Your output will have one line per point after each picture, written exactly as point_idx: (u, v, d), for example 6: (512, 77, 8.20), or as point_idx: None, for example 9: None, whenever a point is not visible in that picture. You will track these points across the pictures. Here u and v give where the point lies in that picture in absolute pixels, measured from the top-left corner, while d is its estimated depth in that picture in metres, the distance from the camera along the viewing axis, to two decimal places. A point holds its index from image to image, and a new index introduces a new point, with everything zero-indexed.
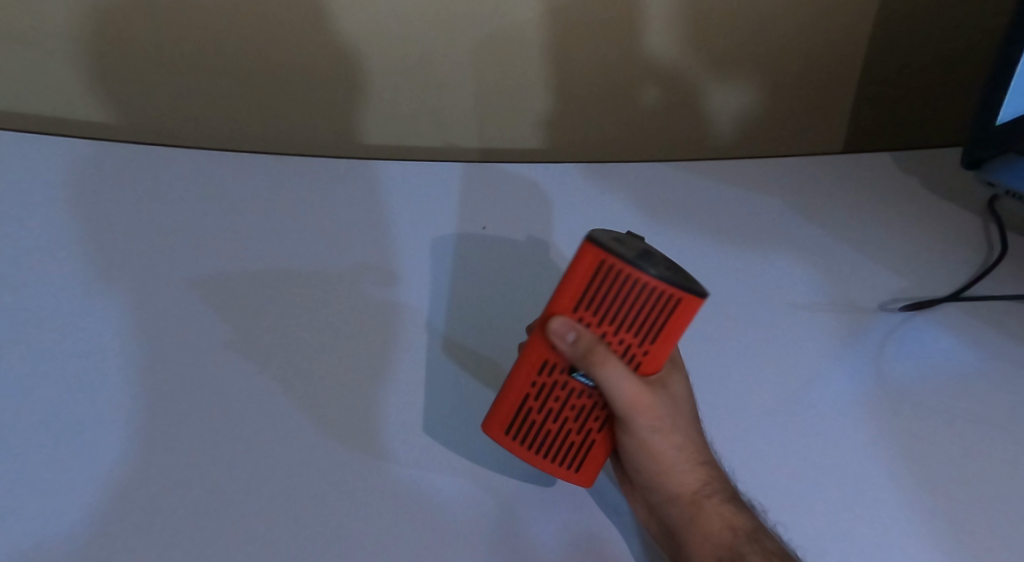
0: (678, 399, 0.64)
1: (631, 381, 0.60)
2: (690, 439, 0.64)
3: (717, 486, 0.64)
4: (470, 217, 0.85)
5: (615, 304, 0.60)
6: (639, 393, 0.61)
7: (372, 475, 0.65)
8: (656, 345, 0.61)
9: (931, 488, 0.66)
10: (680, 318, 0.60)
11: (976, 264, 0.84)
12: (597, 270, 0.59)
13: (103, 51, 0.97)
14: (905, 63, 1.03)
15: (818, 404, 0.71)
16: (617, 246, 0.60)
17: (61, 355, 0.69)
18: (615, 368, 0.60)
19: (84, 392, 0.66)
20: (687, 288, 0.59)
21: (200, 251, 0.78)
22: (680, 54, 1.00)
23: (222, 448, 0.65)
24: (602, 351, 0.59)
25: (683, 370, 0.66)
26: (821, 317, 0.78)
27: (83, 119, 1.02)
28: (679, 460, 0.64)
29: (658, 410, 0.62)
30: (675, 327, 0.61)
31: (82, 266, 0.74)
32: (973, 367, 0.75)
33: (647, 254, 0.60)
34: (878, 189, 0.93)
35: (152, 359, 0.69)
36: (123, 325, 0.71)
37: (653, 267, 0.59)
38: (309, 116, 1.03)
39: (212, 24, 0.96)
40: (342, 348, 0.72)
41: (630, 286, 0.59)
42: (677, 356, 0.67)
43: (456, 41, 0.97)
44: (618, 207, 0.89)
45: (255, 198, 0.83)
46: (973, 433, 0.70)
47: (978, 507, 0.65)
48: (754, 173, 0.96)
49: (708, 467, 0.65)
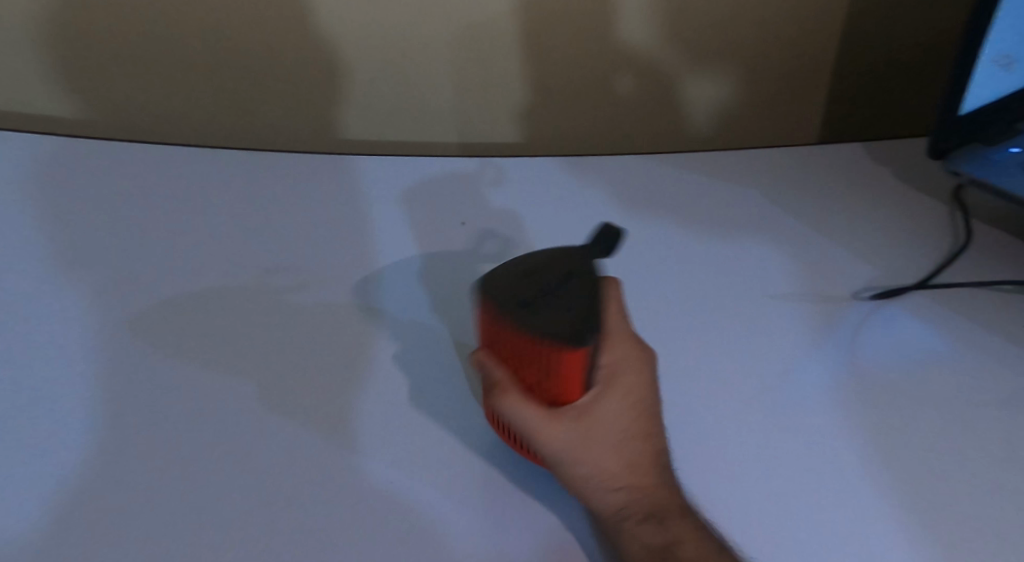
0: (597, 422, 0.60)
1: (529, 415, 0.60)
2: (613, 460, 0.60)
3: (639, 508, 0.59)
4: (452, 211, 0.87)
5: (508, 350, 0.60)
6: (538, 424, 0.60)
7: (348, 474, 0.63)
8: (557, 383, 0.59)
9: (897, 477, 0.67)
10: (567, 368, 0.58)
11: (943, 252, 0.86)
12: (488, 319, 0.60)
13: (72, 49, 0.96)
14: (877, 56, 1.05)
15: (795, 393, 0.72)
16: (504, 292, 0.59)
17: (41, 356, 0.69)
18: (510, 406, 0.60)
19: (56, 399, 0.66)
20: (564, 339, 0.57)
21: (178, 260, 0.78)
22: (657, 47, 1.00)
23: (196, 444, 0.63)
24: (500, 388, 0.61)
25: (618, 389, 0.61)
26: (795, 306, 0.80)
27: (57, 116, 1.01)
28: (595, 483, 0.60)
29: (560, 436, 0.60)
30: (568, 368, 0.58)
31: (60, 282, 0.75)
32: (939, 354, 0.76)
33: (530, 302, 0.58)
34: (852, 179, 0.95)
35: (126, 364, 0.68)
36: (100, 332, 0.71)
37: (533, 316, 0.58)
38: (289, 111, 1.02)
39: (184, 17, 0.94)
40: (325, 346, 0.71)
41: (512, 335, 0.59)
42: (620, 372, 0.61)
43: (435, 33, 0.96)
44: (599, 197, 0.91)
45: (236, 207, 0.85)
46: (938, 419, 0.71)
47: (942, 493, 0.66)
48: (730, 164, 0.96)
49: (635, 488, 0.59)
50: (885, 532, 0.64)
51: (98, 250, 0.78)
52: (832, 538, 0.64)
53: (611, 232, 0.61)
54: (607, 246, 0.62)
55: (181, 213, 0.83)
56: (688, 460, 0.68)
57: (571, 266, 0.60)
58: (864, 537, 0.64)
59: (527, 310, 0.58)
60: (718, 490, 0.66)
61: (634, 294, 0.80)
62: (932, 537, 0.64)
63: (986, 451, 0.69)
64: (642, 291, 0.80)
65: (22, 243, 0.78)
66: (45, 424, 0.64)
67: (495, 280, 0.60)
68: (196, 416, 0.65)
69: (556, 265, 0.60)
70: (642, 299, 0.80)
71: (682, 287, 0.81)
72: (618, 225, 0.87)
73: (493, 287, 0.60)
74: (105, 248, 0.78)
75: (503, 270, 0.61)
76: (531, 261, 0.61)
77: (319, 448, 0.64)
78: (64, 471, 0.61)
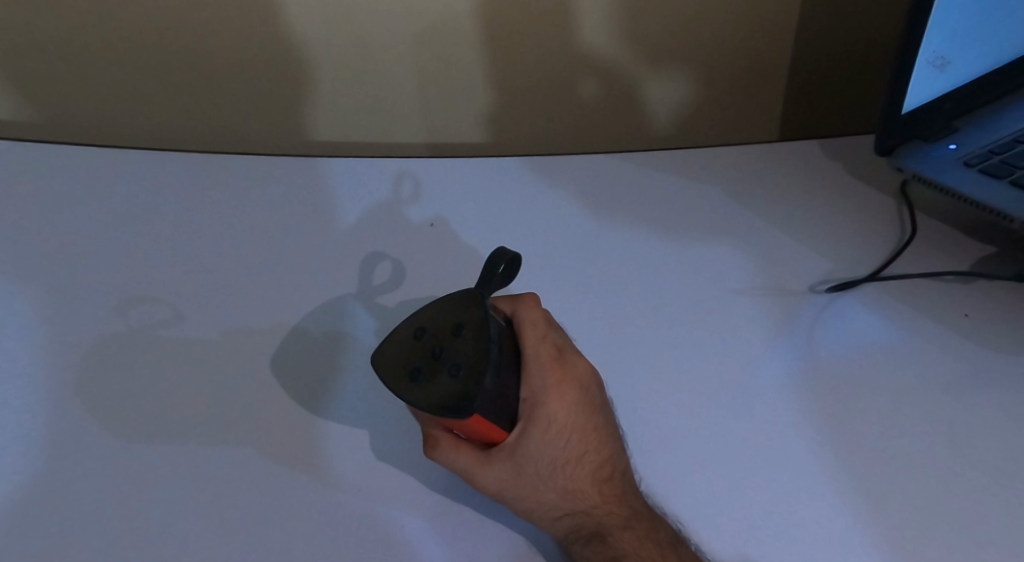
0: (527, 459, 0.64)
1: (464, 462, 0.64)
2: (548, 493, 0.64)
3: (581, 531, 0.64)
4: (418, 213, 0.88)
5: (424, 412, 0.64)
6: (474, 470, 0.64)
7: (316, 491, 0.66)
8: (477, 434, 0.63)
9: (850, 468, 0.70)
10: (469, 425, 0.61)
11: (891, 246, 0.89)
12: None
13: (22, 52, 0.93)
14: (829, 53, 1.07)
15: (760, 388, 0.74)
16: (395, 365, 0.61)
17: (13, 375, 0.71)
18: (444, 457, 0.64)
19: (41, 421, 0.68)
20: (448, 410, 0.59)
21: (147, 276, 0.79)
22: (615, 46, 1.01)
23: (180, 462, 0.67)
24: (432, 442, 0.65)
25: (542, 422, 0.64)
26: (756, 300, 0.82)
27: (8, 119, 0.98)
28: (541, 513, 0.64)
29: (497, 477, 0.64)
30: (478, 424, 0.62)
31: (33, 300, 0.76)
32: (892, 345, 0.79)
33: (422, 371, 0.60)
34: (806, 175, 0.97)
35: (106, 384, 0.71)
36: (78, 354, 0.73)
37: (418, 391, 0.60)
38: (247, 111, 1.00)
39: (135, 17, 0.92)
40: (298, 359, 0.74)
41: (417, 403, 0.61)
42: (540, 404, 0.65)
43: (392, 33, 0.96)
44: (563, 197, 0.92)
45: (200, 217, 0.85)
46: (892, 409, 0.74)
47: (891, 483, 0.69)
48: (688, 161, 0.98)
49: (574, 513, 0.65)
50: (837, 522, 0.67)
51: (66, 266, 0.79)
52: (787, 531, 0.66)
53: (503, 257, 0.66)
54: (496, 277, 0.65)
55: (145, 227, 0.83)
56: (655, 461, 0.69)
57: (460, 317, 0.63)
58: (816, 528, 0.66)
59: (417, 383, 0.60)
60: (683, 490, 0.68)
61: (602, 292, 0.81)
62: (880, 527, 0.67)
63: (937, 439, 0.71)
64: (609, 288, 0.82)
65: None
66: (22, 442, 0.67)
67: (389, 350, 0.62)
68: (174, 438, 0.68)
69: (445, 320, 0.62)
70: (610, 296, 0.81)
71: (647, 284, 0.82)
72: (579, 225, 0.88)
73: (386, 359, 0.62)
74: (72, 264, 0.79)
75: (397, 335, 0.63)
76: (422, 319, 0.63)
77: (288, 467, 0.67)
78: (55, 493, 0.65)
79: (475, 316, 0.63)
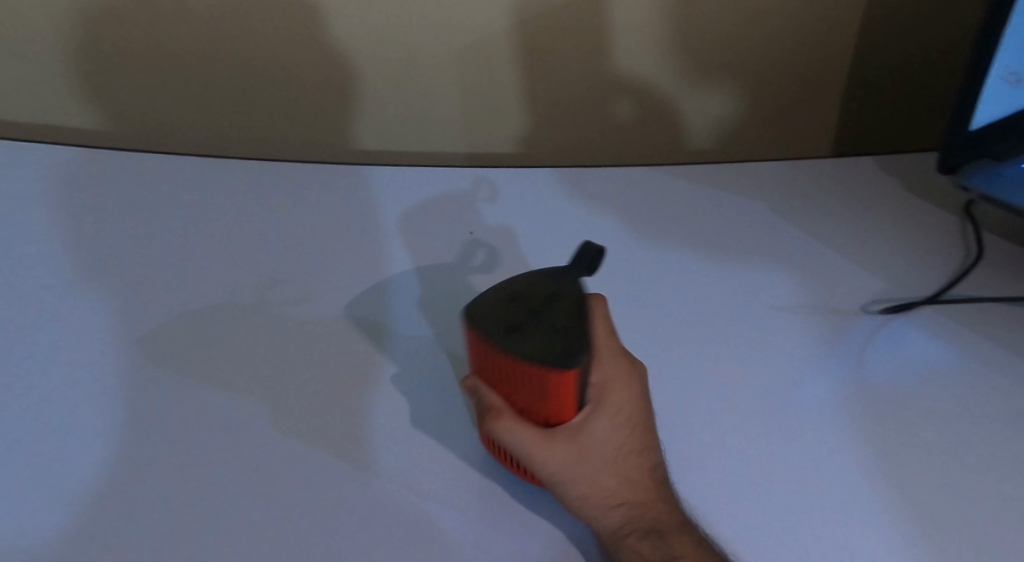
0: (592, 443, 0.61)
1: (524, 437, 0.60)
2: (607, 480, 0.61)
3: (637, 525, 0.61)
4: (459, 222, 0.88)
5: (501, 377, 0.60)
6: (535, 447, 0.60)
7: (350, 484, 0.64)
8: (550, 403, 0.60)
9: (902, 491, 0.67)
10: (556, 387, 0.58)
11: (953, 267, 0.86)
12: (475, 343, 0.61)
13: (87, 65, 0.97)
14: (889, 65, 1.04)
15: (804, 409, 0.72)
16: (490, 317, 0.60)
17: (49, 356, 0.71)
18: (503, 429, 0.60)
19: (76, 403, 0.67)
20: (550, 360, 0.57)
21: (192, 266, 0.79)
22: (653, 64, 1.00)
23: (212, 448, 0.65)
24: (492, 413, 0.61)
25: (610, 408, 0.62)
26: (803, 319, 0.80)
27: (75, 128, 1.02)
28: (598, 500, 0.61)
29: (558, 457, 0.60)
30: (561, 388, 0.58)
31: (80, 285, 0.77)
32: (950, 369, 0.76)
33: (520, 326, 0.59)
34: (861, 191, 0.94)
35: (143, 368, 0.70)
36: (117, 338, 0.72)
37: (513, 340, 0.58)
38: (294, 123, 1.03)
39: (187, 32, 0.94)
40: (333, 352, 0.73)
41: (504, 361, 0.59)
42: (609, 390, 0.62)
43: (433, 49, 0.97)
44: (609, 208, 0.91)
45: (247, 214, 0.86)
46: (948, 435, 0.71)
47: (947, 510, 0.66)
48: (738, 176, 0.96)
49: (631, 506, 0.61)
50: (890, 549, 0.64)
51: (116, 256, 0.80)
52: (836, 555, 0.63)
53: (595, 250, 0.63)
54: (589, 265, 0.63)
55: (192, 219, 0.84)
56: (697, 473, 0.68)
57: (555, 289, 0.61)
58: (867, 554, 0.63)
59: (515, 334, 0.58)
60: (730, 503, 0.66)
61: (641, 306, 0.80)
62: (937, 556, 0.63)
63: (997, 467, 0.68)
64: (649, 303, 0.80)
65: (42, 248, 0.80)
66: (52, 423, 0.66)
67: (481, 307, 0.61)
68: (208, 424, 0.67)
69: (540, 290, 0.61)
70: (650, 309, 0.80)
71: (687, 299, 0.81)
72: (623, 237, 0.87)
73: (480, 314, 0.60)
74: (122, 255, 0.80)
75: (487, 298, 0.61)
76: (516, 288, 0.62)
77: (320, 456, 0.65)
78: (85, 476, 0.63)
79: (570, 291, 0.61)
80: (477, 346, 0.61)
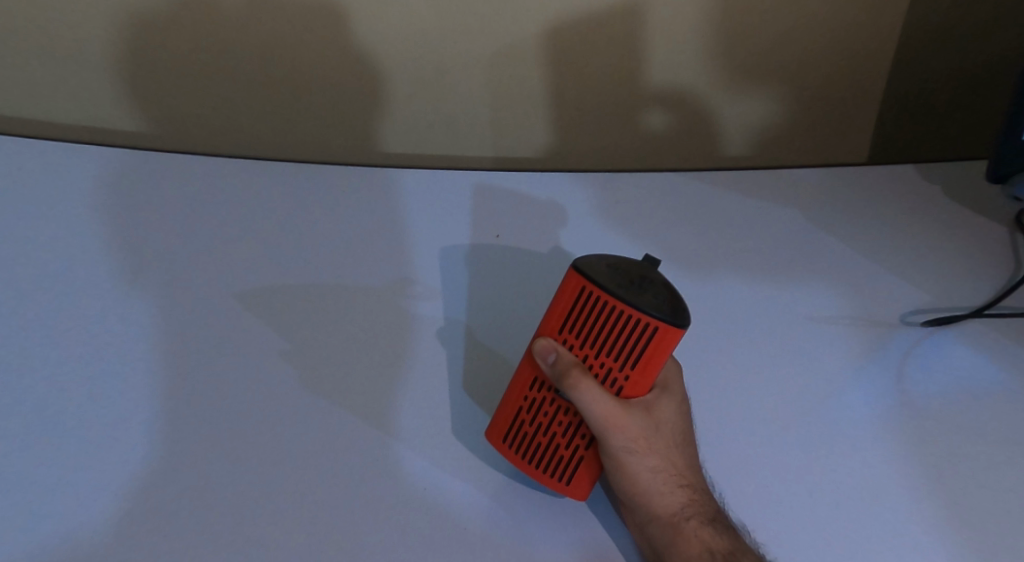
0: (663, 423, 0.63)
1: (607, 403, 0.60)
2: (671, 462, 0.63)
3: (696, 509, 0.62)
4: (486, 220, 0.86)
5: (595, 335, 0.60)
6: (616, 417, 0.60)
7: (380, 486, 0.64)
8: (637, 372, 0.61)
9: (947, 510, 0.65)
10: (657, 349, 0.60)
11: (1002, 279, 0.83)
12: (580, 298, 0.61)
13: (124, 62, 0.97)
14: (936, 70, 1.01)
15: (842, 420, 0.70)
16: (604, 275, 0.61)
17: (75, 347, 0.70)
18: (587, 391, 0.59)
19: (103, 395, 0.67)
20: (667, 316, 0.59)
21: (222, 256, 0.79)
22: (689, 66, 0.99)
23: (242, 447, 0.66)
24: (576, 373, 0.60)
25: (675, 394, 0.65)
26: (841, 330, 0.78)
27: (107, 125, 1.01)
28: (660, 478, 0.62)
29: (635, 430, 0.61)
30: (657, 354, 0.60)
31: (107, 273, 0.76)
32: (995, 384, 0.74)
33: (633, 284, 0.60)
34: (904, 198, 0.92)
35: (170, 362, 0.70)
36: (145, 330, 0.72)
37: (635, 295, 0.59)
38: (326, 125, 1.03)
39: (227, 31, 0.95)
40: (359, 352, 0.73)
41: (613, 315, 0.60)
42: (672, 380, 0.65)
43: (467, 49, 0.97)
44: (646, 208, 0.89)
45: (277, 205, 0.85)
46: (993, 452, 0.69)
47: (993, 529, 0.64)
48: (777, 181, 0.94)
49: (690, 491, 0.63)
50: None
51: (143, 244, 0.79)
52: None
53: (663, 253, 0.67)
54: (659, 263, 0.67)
55: (221, 209, 0.83)
56: (734, 480, 0.66)
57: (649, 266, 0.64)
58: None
59: (630, 290, 0.60)
60: (767, 512, 0.64)
61: None
62: None
63: None
64: None
65: (68, 232, 0.78)
66: (79, 417, 0.66)
67: (589, 265, 0.61)
68: (238, 421, 0.67)
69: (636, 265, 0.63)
70: None
71: (720, 306, 0.79)
72: (657, 240, 0.85)
73: (590, 270, 0.61)
74: (149, 241, 0.79)
75: (591, 259, 0.62)
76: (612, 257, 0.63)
77: (349, 458, 0.66)
78: (112, 474, 0.63)
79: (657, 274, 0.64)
80: (579, 302, 0.61)
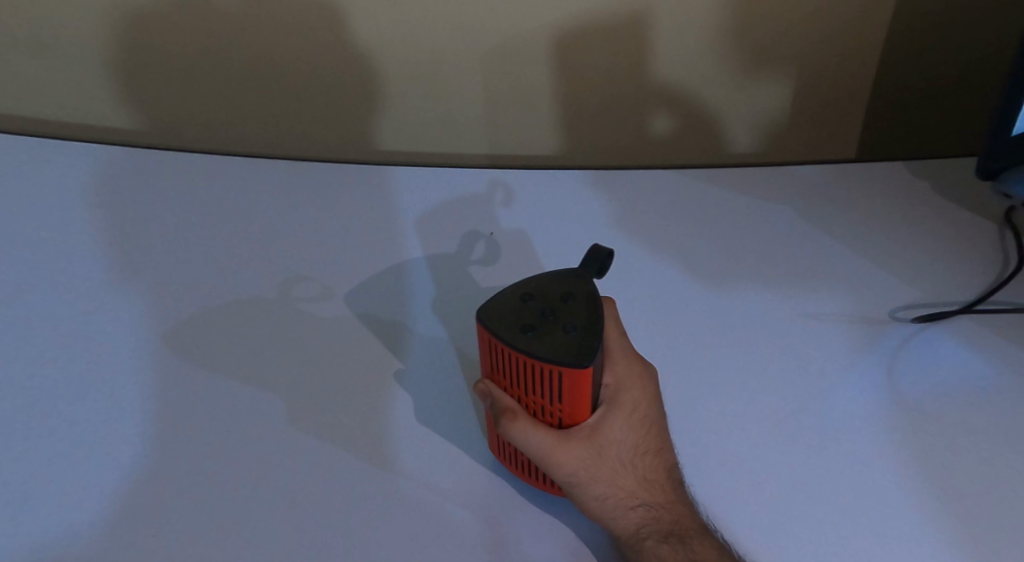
0: (608, 443, 0.62)
1: (541, 439, 0.60)
2: (625, 480, 0.62)
3: (656, 526, 0.61)
4: (480, 221, 0.88)
5: (516, 379, 0.60)
6: (554, 450, 0.60)
7: (370, 486, 0.65)
8: (567, 405, 0.60)
9: (940, 504, 0.66)
10: (573, 387, 0.58)
11: (992, 275, 0.83)
12: (491, 347, 0.60)
13: (115, 61, 0.97)
14: (925, 68, 1.02)
15: (833, 416, 0.71)
16: (505, 321, 0.60)
17: (74, 357, 0.72)
18: (520, 431, 0.60)
19: (99, 401, 0.69)
20: (567, 359, 0.57)
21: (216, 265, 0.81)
22: (686, 63, 0.99)
23: (236, 448, 0.66)
24: (509, 415, 0.61)
25: (624, 408, 0.63)
26: (833, 328, 0.78)
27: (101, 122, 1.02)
28: (614, 501, 0.61)
29: (576, 459, 0.60)
30: (577, 389, 0.59)
31: (105, 285, 0.78)
32: (987, 379, 0.74)
33: (534, 327, 0.59)
34: (894, 195, 0.92)
35: (165, 368, 0.72)
36: (142, 338, 0.74)
37: (532, 342, 0.58)
38: (323, 122, 1.03)
39: (220, 30, 0.95)
40: (353, 353, 0.74)
41: (518, 363, 0.59)
42: (623, 390, 0.63)
43: (462, 48, 0.97)
44: (637, 206, 0.90)
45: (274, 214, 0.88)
46: (986, 447, 0.69)
47: (986, 523, 0.65)
48: (769, 178, 0.95)
49: (649, 506, 0.61)
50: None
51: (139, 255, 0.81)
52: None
53: (603, 253, 0.64)
54: (597, 268, 0.64)
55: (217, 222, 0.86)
56: (720, 481, 0.67)
57: (569, 287, 0.61)
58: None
59: (529, 336, 0.58)
60: (743, 517, 0.65)
61: (667, 306, 0.79)
62: None
63: None
64: (669, 303, 0.80)
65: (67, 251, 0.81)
66: (75, 422, 0.67)
67: (493, 310, 0.60)
68: (234, 422, 0.68)
69: (554, 289, 0.61)
70: (674, 310, 0.79)
71: (712, 302, 0.80)
72: (648, 239, 0.86)
73: (492, 317, 0.60)
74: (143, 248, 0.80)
75: (502, 298, 0.61)
76: (528, 286, 0.62)
77: (341, 457, 0.67)
78: (106, 476, 0.64)
79: (583, 289, 0.61)
80: (491, 352, 0.61)
